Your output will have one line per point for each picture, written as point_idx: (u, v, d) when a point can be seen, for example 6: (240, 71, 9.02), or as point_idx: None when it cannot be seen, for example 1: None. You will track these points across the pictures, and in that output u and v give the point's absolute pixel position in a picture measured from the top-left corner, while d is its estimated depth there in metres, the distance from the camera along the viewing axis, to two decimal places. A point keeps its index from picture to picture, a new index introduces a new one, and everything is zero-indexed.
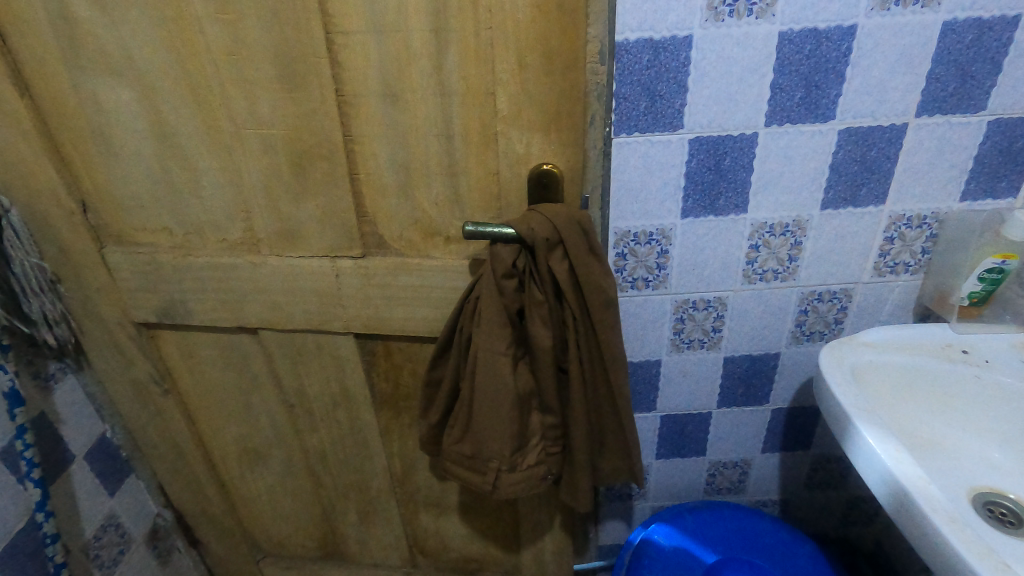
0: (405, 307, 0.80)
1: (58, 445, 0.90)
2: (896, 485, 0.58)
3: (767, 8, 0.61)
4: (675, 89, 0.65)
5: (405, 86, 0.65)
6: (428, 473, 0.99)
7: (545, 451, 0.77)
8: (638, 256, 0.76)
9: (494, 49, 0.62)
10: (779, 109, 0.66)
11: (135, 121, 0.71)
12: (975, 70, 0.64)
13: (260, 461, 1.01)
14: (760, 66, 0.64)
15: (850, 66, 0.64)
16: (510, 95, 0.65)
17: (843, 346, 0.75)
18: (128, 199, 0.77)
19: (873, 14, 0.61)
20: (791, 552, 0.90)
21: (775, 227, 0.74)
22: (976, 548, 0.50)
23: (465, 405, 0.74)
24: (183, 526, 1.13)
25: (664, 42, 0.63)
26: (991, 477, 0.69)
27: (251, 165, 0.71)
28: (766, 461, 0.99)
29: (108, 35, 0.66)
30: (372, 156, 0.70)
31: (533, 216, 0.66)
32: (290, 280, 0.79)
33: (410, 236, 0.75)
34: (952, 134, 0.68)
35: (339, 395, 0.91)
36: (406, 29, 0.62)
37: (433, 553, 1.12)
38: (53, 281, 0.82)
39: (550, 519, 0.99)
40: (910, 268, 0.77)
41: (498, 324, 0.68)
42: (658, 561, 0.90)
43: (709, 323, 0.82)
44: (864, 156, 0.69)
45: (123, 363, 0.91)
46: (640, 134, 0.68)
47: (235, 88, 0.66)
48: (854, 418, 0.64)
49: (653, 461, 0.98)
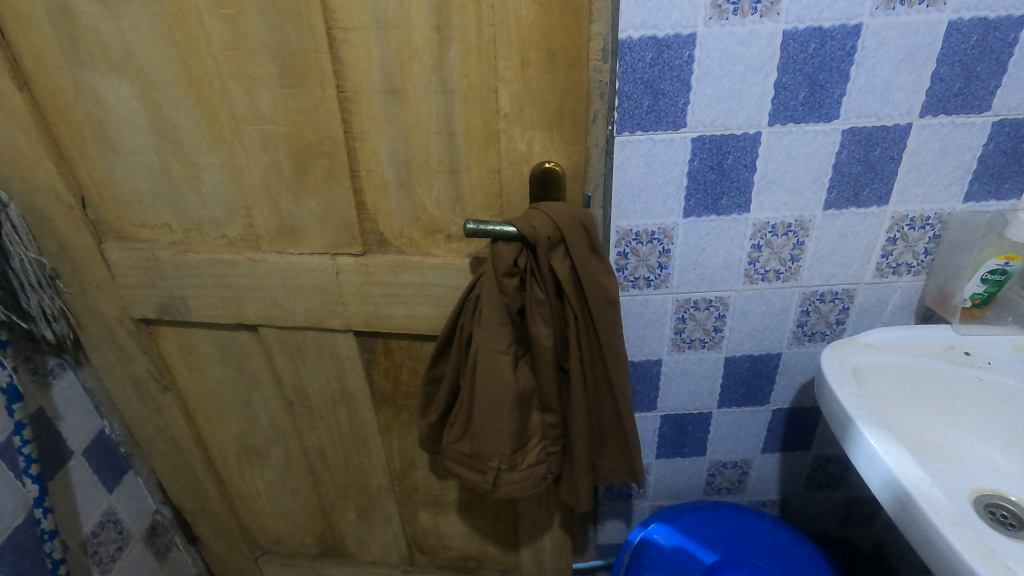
0: (405, 304, 0.79)
1: (57, 441, 0.90)
2: (897, 486, 0.57)
3: (771, 7, 0.61)
4: (678, 88, 0.65)
5: (407, 83, 0.64)
6: (427, 471, 0.99)
7: (546, 450, 0.77)
8: (640, 255, 0.76)
9: (497, 46, 0.62)
10: (782, 108, 0.66)
11: (135, 116, 0.71)
12: (980, 70, 0.64)
13: (259, 458, 1.01)
14: (763, 65, 0.64)
15: (854, 65, 0.64)
16: (512, 93, 0.64)
17: (845, 346, 0.75)
18: (128, 195, 0.77)
19: (877, 13, 0.61)
20: (791, 553, 0.89)
21: (777, 227, 0.74)
22: (978, 549, 0.50)
23: (465, 403, 0.74)
24: (181, 524, 1.13)
25: (667, 41, 0.62)
26: (992, 478, 0.69)
27: (251, 162, 0.71)
28: (766, 461, 0.98)
29: (108, 30, 0.65)
30: (374, 153, 0.70)
31: (535, 215, 0.65)
32: (290, 277, 0.78)
33: (411, 234, 0.75)
34: (956, 135, 0.67)
35: (338, 392, 0.90)
36: (408, 25, 0.61)
37: (432, 552, 1.11)
38: (52, 277, 0.82)
39: (549, 517, 0.99)
40: (913, 268, 0.77)
41: (499, 323, 0.68)
42: (658, 561, 0.90)
43: (711, 323, 0.82)
44: (867, 156, 0.69)
45: (121, 359, 0.90)
46: (643, 133, 0.67)
47: (236, 83, 0.66)
48: (856, 419, 0.64)
49: (653, 460, 0.98)
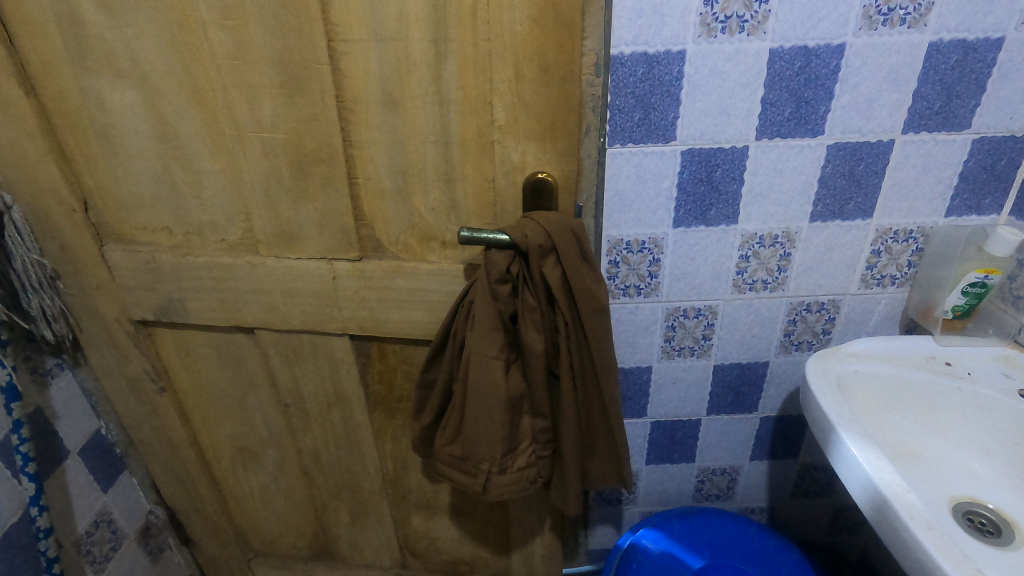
0: (400, 309, 0.81)
1: (54, 441, 0.91)
2: (875, 491, 0.59)
3: (759, 25, 0.63)
4: (668, 102, 0.67)
5: (404, 94, 0.66)
6: (420, 473, 1.00)
7: (535, 454, 0.78)
8: (630, 264, 0.78)
9: (492, 59, 0.64)
10: (770, 123, 0.68)
11: (138, 123, 0.72)
12: (960, 90, 0.66)
13: (254, 460, 1.02)
14: (751, 81, 0.66)
15: (838, 83, 0.66)
16: (507, 105, 0.66)
17: (830, 356, 0.77)
18: (130, 199, 0.78)
19: (860, 33, 0.63)
20: (777, 558, 0.91)
21: (765, 238, 0.76)
22: (952, 554, 0.51)
23: (458, 407, 0.75)
24: (174, 525, 1.14)
25: (658, 56, 0.64)
26: (971, 487, 0.70)
27: (250, 168, 0.72)
28: (755, 468, 1.00)
29: (115, 39, 0.67)
30: (371, 161, 0.71)
31: (528, 224, 0.67)
32: (288, 280, 0.80)
33: (406, 241, 0.77)
34: (937, 151, 0.70)
35: (333, 395, 0.92)
36: (407, 39, 0.63)
37: (424, 555, 1.12)
38: (53, 278, 0.83)
39: (540, 520, 1.00)
40: (896, 280, 0.79)
41: (491, 328, 0.69)
42: (646, 565, 0.92)
43: (700, 331, 0.84)
44: (852, 169, 0.71)
45: (120, 360, 0.91)
46: (634, 145, 0.69)
47: (239, 93, 0.68)
48: (839, 428, 0.65)
49: (642, 467, 0.99)
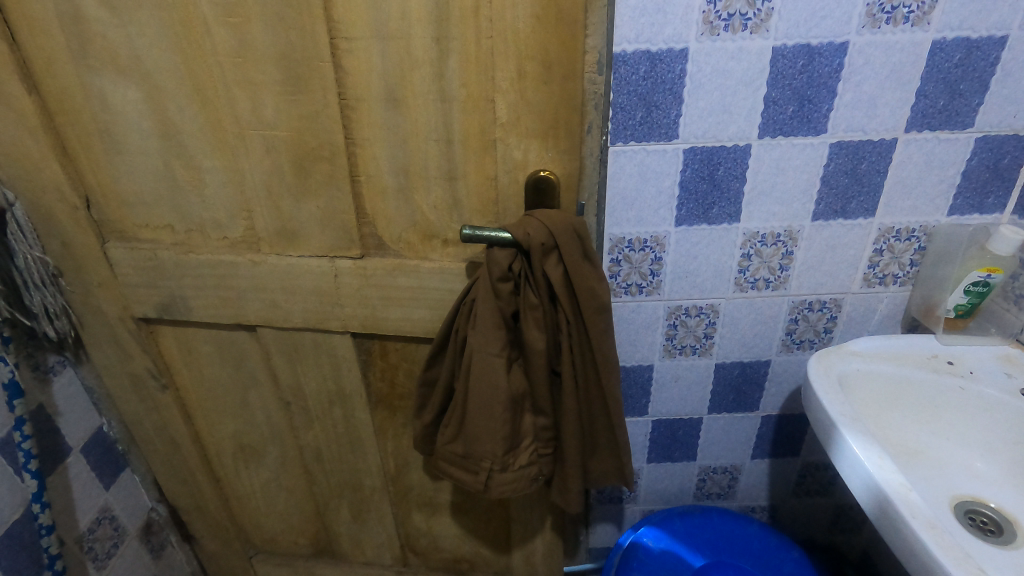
0: (402, 307, 0.81)
1: (56, 437, 0.91)
2: (877, 490, 0.59)
3: (761, 23, 0.63)
4: (671, 100, 0.67)
5: (407, 92, 0.66)
6: (421, 471, 1.00)
7: (537, 451, 0.78)
8: (632, 262, 0.78)
9: (494, 57, 0.64)
10: (772, 121, 0.68)
11: (140, 120, 0.72)
12: (963, 88, 0.66)
13: (255, 457, 1.02)
14: (754, 79, 0.66)
15: (841, 81, 0.66)
16: (509, 103, 0.66)
17: (832, 354, 0.77)
18: (132, 196, 0.78)
19: (864, 31, 0.63)
20: (778, 557, 0.91)
21: (767, 236, 0.76)
22: (954, 553, 0.51)
23: (459, 405, 0.75)
24: (176, 522, 1.14)
25: (661, 54, 0.64)
26: (972, 486, 0.71)
27: (252, 165, 0.72)
28: (755, 467, 1.00)
29: (118, 36, 0.67)
30: (373, 159, 0.71)
31: (530, 222, 0.67)
32: (290, 278, 0.80)
33: (408, 239, 0.77)
34: (940, 149, 0.69)
35: (335, 393, 0.92)
36: (409, 36, 0.63)
37: (425, 552, 1.12)
38: (55, 275, 0.84)
39: (541, 518, 1.00)
40: (898, 279, 0.79)
41: (493, 326, 0.69)
42: (646, 563, 0.92)
43: (701, 330, 0.84)
44: (854, 168, 0.71)
45: (121, 357, 0.91)
46: (636, 143, 0.69)
47: (241, 90, 0.68)
48: (841, 426, 0.65)
49: (644, 465, 0.99)
